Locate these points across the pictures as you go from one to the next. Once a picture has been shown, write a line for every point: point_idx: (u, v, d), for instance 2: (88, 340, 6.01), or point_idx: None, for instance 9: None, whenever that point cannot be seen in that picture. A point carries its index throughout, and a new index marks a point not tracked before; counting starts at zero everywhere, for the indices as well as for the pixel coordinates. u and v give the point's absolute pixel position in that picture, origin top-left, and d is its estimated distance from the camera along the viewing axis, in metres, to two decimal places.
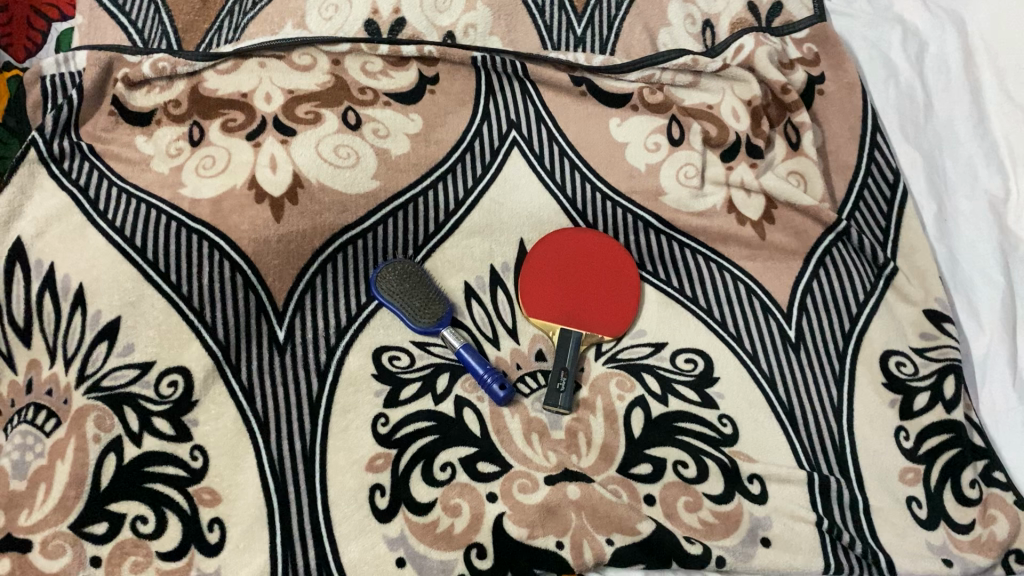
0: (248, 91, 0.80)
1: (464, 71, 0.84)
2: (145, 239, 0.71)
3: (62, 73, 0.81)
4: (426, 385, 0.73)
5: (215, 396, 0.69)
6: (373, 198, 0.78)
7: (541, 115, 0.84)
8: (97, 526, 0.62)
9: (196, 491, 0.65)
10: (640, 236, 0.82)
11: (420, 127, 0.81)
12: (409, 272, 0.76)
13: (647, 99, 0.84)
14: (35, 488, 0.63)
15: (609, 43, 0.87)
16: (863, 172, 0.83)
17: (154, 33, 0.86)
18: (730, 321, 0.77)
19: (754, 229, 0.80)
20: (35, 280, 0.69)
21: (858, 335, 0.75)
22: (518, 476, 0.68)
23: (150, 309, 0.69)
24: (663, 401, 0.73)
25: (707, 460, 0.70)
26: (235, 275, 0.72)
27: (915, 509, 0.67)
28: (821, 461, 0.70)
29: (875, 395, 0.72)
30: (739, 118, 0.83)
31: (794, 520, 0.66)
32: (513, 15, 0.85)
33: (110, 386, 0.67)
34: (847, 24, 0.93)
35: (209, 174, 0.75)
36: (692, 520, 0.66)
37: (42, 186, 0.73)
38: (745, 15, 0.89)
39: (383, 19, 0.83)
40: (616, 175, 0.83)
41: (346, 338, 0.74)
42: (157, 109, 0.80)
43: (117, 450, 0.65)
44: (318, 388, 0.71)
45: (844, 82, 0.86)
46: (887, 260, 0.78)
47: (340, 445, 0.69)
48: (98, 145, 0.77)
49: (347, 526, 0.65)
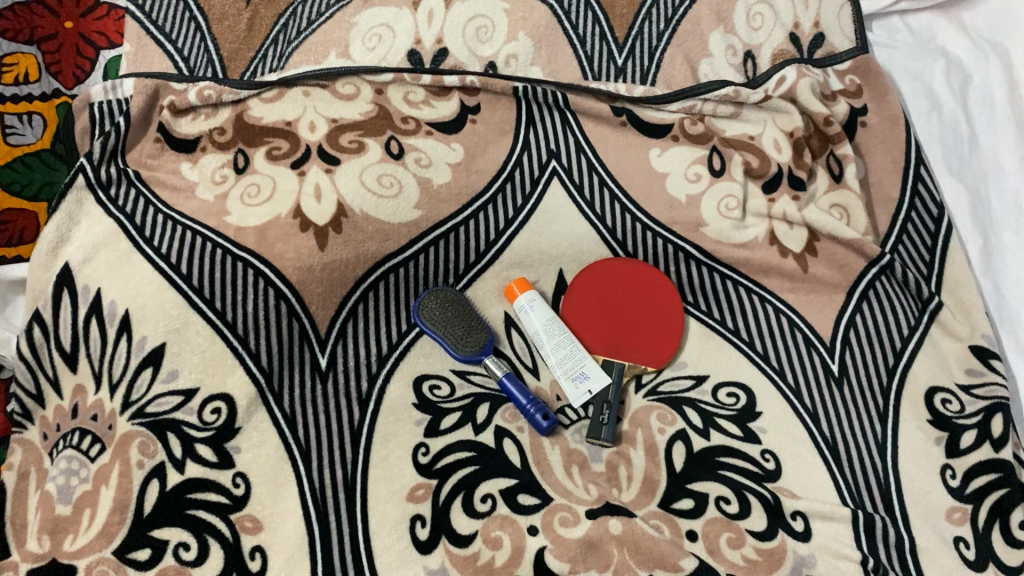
0: (292, 119, 0.80)
1: (505, 101, 0.84)
2: (191, 266, 0.71)
3: (110, 100, 0.81)
4: (466, 415, 0.74)
5: (257, 424, 0.69)
6: (415, 227, 0.78)
7: (582, 145, 0.84)
8: (140, 553, 0.63)
9: (238, 518, 0.65)
10: (681, 267, 0.82)
11: (461, 157, 0.81)
12: (451, 301, 0.78)
13: (688, 130, 0.84)
14: (80, 513, 0.63)
15: (650, 73, 0.86)
16: (906, 206, 0.82)
17: (199, 61, 0.86)
18: (773, 355, 0.77)
19: (796, 261, 0.80)
20: (82, 305, 0.70)
21: (902, 370, 0.74)
22: (559, 509, 0.68)
23: (195, 337, 0.69)
24: (705, 435, 0.74)
25: (748, 495, 0.70)
26: (280, 303, 0.72)
27: (962, 550, 0.65)
28: (866, 498, 0.69)
29: (920, 432, 0.71)
30: (780, 150, 0.83)
31: (840, 559, 0.65)
32: (554, 46, 0.85)
33: (155, 412, 0.67)
34: (889, 56, 0.92)
35: (255, 202, 0.76)
36: (735, 557, 0.66)
37: (89, 213, 0.74)
38: (787, 47, 0.87)
39: (425, 49, 0.83)
40: (656, 207, 0.83)
41: (386, 366, 0.75)
42: (201, 136, 0.80)
43: (160, 476, 0.65)
44: (360, 416, 0.72)
45: (888, 114, 0.85)
46: (932, 294, 0.76)
47: (381, 474, 0.69)
48: (144, 172, 0.78)
49: (388, 556, 0.65)
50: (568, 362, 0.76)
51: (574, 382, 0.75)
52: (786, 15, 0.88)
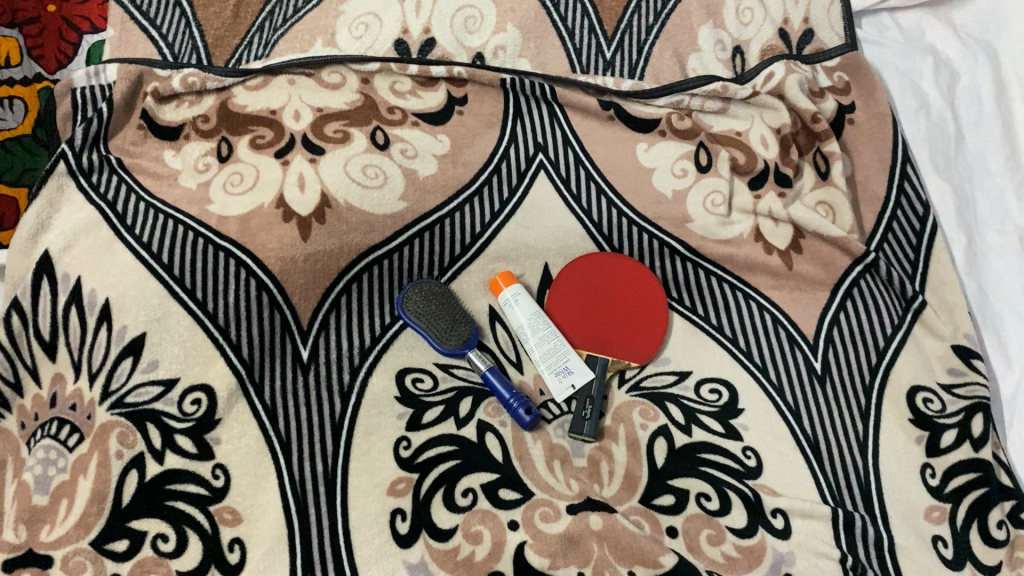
0: (277, 108, 0.79)
1: (493, 92, 0.84)
2: (172, 255, 0.70)
3: (93, 85, 0.81)
4: (449, 409, 0.74)
5: (238, 415, 0.68)
6: (400, 219, 0.78)
7: (569, 139, 0.84)
8: (118, 544, 0.62)
9: (217, 510, 0.65)
10: (665, 262, 0.82)
11: (447, 148, 0.81)
12: (434, 293, 0.77)
13: (675, 125, 0.84)
14: (57, 503, 0.63)
15: (638, 67, 0.86)
16: (892, 204, 0.82)
17: (184, 47, 0.85)
18: (756, 352, 0.77)
19: (782, 258, 0.80)
20: (62, 294, 0.69)
21: (885, 370, 0.74)
22: (540, 504, 0.68)
23: (176, 326, 0.68)
24: (687, 432, 0.74)
25: (730, 492, 0.70)
26: (262, 294, 0.71)
27: (940, 549, 0.66)
28: (846, 497, 0.69)
29: (901, 431, 0.71)
30: (767, 146, 0.83)
31: (819, 556, 0.65)
32: (543, 38, 0.84)
33: (134, 402, 0.66)
34: (878, 53, 0.92)
35: (237, 191, 0.75)
36: (715, 554, 0.66)
37: (70, 199, 0.74)
38: (777, 43, 0.87)
39: (413, 39, 0.82)
40: (642, 201, 0.82)
41: (369, 359, 0.75)
42: (184, 124, 0.79)
43: (139, 466, 0.65)
44: (341, 409, 0.71)
45: (875, 112, 0.85)
46: (915, 293, 0.77)
47: (361, 468, 0.69)
48: (127, 159, 0.77)
49: (368, 550, 0.65)
50: (551, 357, 0.76)
51: (557, 377, 0.75)
52: (776, 10, 0.87)
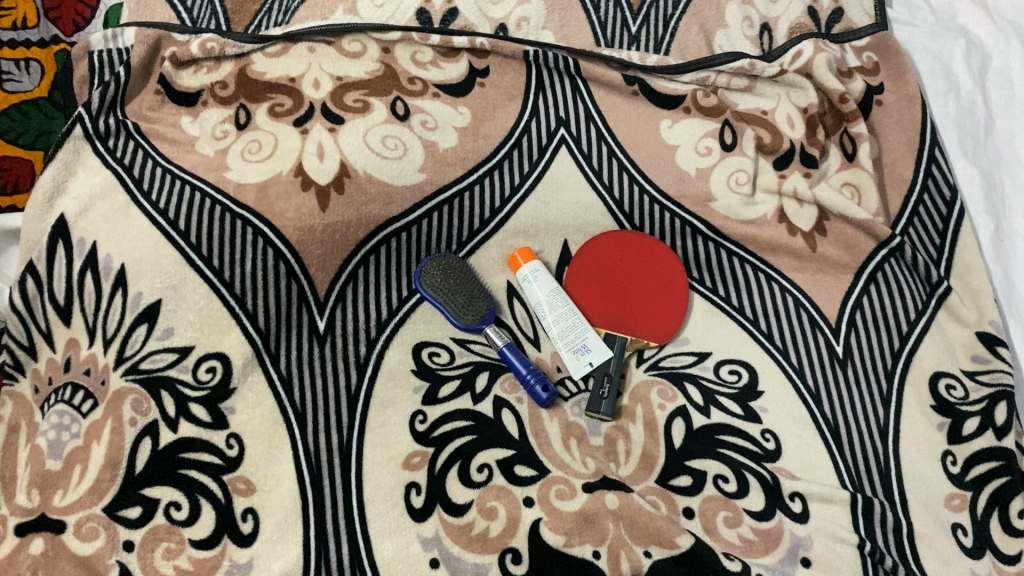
0: (297, 76, 0.78)
1: (515, 64, 0.82)
2: (189, 222, 0.69)
3: (110, 49, 0.79)
4: (465, 384, 0.73)
5: (253, 384, 0.68)
6: (419, 190, 0.76)
7: (591, 114, 0.82)
8: (130, 511, 0.62)
9: (231, 480, 0.64)
10: (687, 241, 0.81)
11: (468, 121, 0.79)
12: (454, 267, 0.77)
13: (700, 101, 0.82)
14: (70, 469, 0.62)
15: (664, 42, 0.84)
16: (919, 187, 0.81)
17: (203, 12, 0.83)
18: (777, 334, 0.76)
19: (805, 240, 0.79)
20: (77, 259, 0.68)
21: (908, 355, 0.73)
22: (556, 481, 0.68)
23: (192, 294, 0.68)
24: (705, 412, 0.73)
25: (747, 474, 0.69)
26: (279, 263, 0.71)
27: (959, 537, 0.65)
28: (865, 482, 0.68)
29: (923, 417, 0.70)
30: (794, 126, 0.82)
31: (837, 542, 0.65)
32: (567, 10, 0.84)
33: (149, 368, 0.66)
34: (908, 34, 0.91)
35: (255, 158, 0.74)
36: (731, 536, 0.66)
37: (86, 163, 0.73)
38: (805, 20, 0.86)
39: (435, 9, 0.81)
40: (665, 178, 0.81)
41: (386, 332, 0.74)
42: (203, 90, 0.78)
43: (152, 434, 0.64)
44: (357, 381, 0.71)
45: (905, 94, 0.84)
46: (940, 279, 0.75)
47: (377, 440, 0.68)
48: (144, 124, 0.76)
49: (382, 523, 0.64)
50: (569, 334, 0.75)
51: (575, 354, 0.75)
52: None
